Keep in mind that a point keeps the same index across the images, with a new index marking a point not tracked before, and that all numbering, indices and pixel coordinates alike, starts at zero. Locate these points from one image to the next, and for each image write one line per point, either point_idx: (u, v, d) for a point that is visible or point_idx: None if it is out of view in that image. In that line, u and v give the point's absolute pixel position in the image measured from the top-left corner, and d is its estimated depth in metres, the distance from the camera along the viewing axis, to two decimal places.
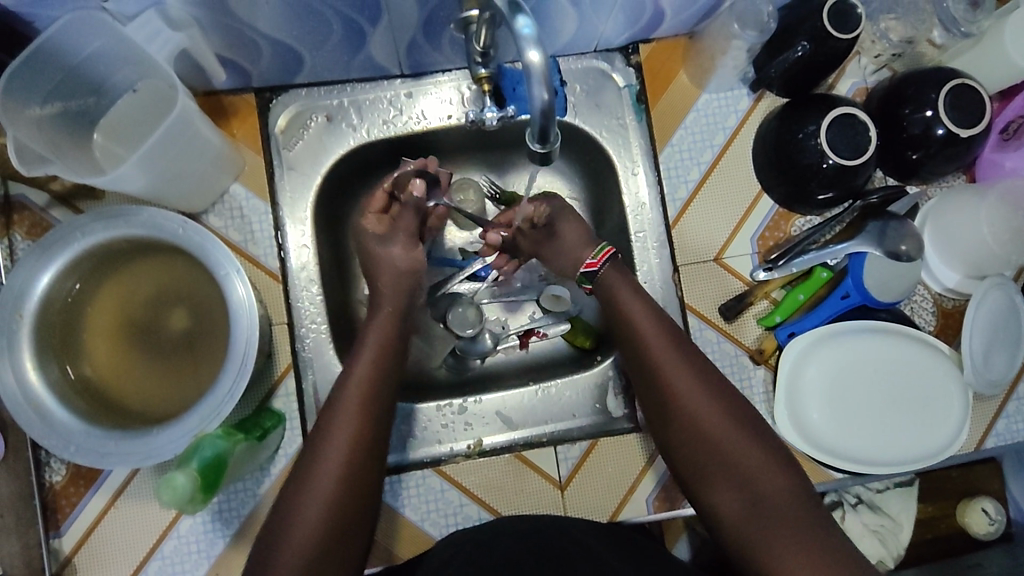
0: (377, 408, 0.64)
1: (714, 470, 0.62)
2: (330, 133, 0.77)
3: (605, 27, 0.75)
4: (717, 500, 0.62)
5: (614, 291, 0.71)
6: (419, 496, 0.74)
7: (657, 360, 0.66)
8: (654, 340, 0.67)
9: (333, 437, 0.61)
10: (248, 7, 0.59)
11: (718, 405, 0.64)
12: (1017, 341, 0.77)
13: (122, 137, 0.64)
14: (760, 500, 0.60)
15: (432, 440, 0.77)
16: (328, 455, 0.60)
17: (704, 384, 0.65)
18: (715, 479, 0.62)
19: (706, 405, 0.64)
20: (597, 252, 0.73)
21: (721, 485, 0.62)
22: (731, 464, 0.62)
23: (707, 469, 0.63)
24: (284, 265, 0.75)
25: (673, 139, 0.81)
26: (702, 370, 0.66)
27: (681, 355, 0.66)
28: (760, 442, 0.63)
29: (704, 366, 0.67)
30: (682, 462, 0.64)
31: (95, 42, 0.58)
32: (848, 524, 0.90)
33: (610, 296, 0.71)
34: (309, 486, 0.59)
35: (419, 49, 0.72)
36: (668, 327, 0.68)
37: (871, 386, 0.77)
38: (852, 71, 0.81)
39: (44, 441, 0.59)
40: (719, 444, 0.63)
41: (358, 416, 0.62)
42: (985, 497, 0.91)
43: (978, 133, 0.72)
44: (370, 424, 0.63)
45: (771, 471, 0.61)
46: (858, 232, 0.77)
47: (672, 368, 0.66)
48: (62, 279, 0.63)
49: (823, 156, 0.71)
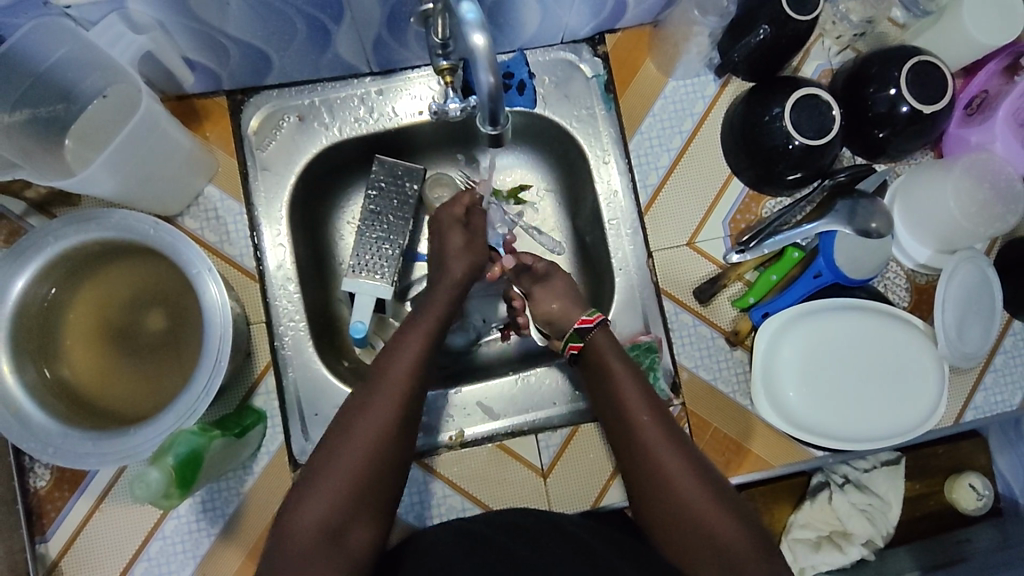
0: (406, 420, 0.61)
1: (689, 535, 0.58)
2: (302, 133, 0.78)
3: (570, 17, 0.76)
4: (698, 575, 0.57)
5: (604, 355, 0.70)
6: (431, 504, 0.75)
7: (632, 419, 0.64)
8: (632, 404, 0.65)
9: (396, 368, 0.63)
10: (213, 10, 0.61)
11: (691, 468, 0.61)
12: (990, 314, 0.78)
13: (90, 142, 0.65)
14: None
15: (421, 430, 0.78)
16: (353, 447, 0.58)
17: (681, 452, 0.62)
18: (687, 542, 0.58)
19: (677, 465, 0.61)
20: (592, 311, 0.73)
21: (695, 551, 0.58)
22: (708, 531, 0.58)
23: (681, 537, 0.59)
24: (261, 264, 0.76)
25: (642, 127, 0.81)
26: (679, 439, 0.63)
27: (656, 419, 0.64)
28: (739, 516, 0.59)
29: (682, 436, 0.64)
30: (654, 522, 0.61)
31: (60, 49, 0.59)
32: (835, 505, 0.87)
33: (598, 363, 0.69)
34: (331, 466, 0.57)
35: (386, 45, 0.73)
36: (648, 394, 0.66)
37: (846, 366, 0.78)
38: (816, 54, 0.82)
39: (24, 444, 0.60)
40: (695, 515, 0.59)
41: (389, 415, 0.60)
42: (972, 472, 0.91)
43: (941, 108, 0.73)
44: (395, 435, 0.60)
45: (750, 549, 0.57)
46: (829, 211, 0.78)
47: (650, 433, 0.63)
48: (38, 284, 0.64)
49: (789, 138, 0.72)
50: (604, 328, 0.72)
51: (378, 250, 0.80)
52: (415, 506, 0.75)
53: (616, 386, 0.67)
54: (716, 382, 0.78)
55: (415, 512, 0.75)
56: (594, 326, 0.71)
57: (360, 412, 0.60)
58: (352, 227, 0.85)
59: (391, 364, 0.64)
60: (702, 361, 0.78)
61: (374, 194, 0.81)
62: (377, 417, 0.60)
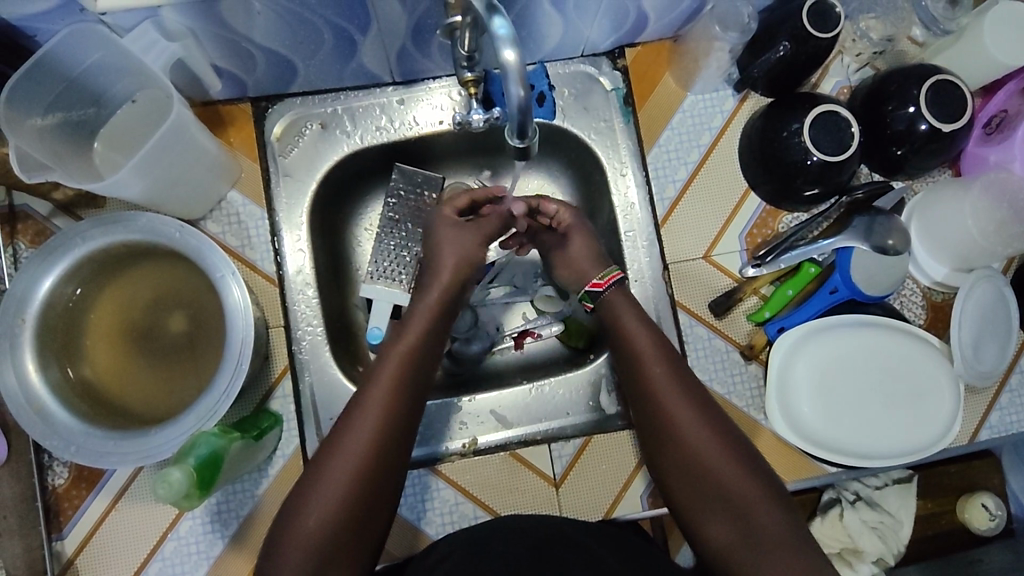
0: (384, 448, 0.60)
1: (713, 504, 0.61)
2: (324, 141, 0.79)
3: (592, 32, 0.77)
4: (706, 522, 0.62)
5: (620, 317, 0.70)
6: (436, 510, 0.75)
7: (657, 395, 0.65)
8: (643, 355, 0.67)
9: (418, 319, 0.68)
10: (243, 19, 0.62)
11: (698, 419, 0.64)
12: (1007, 333, 0.78)
13: (120, 146, 0.67)
14: (747, 523, 0.60)
15: (432, 437, 0.78)
16: (332, 483, 0.58)
17: (697, 411, 0.64)
18: (709, 511, 0.61)
19: (686, 418, 0.64)
20: (604, 273, 0.72)
21: (716, 518, 0.61)
22: (717, 482, 0.61)
23: (693, 493, 0.63)
24: (281, 269, 0.76)
25: (660, 140, 0.82)
26: (689, 390, 0.65)
27: (681, 393, 0.65)
28: (750, 466, 0.62)
29: (697, 389, 0.66)
30: (668, 471, 0.64)
31: (94, 54, 0.60)
32: (846, 522, 0.86)
33: (612, 319, 0.70)
34: (306, 508, 0.57)
35: (410, 55, 0.74)
36: (660, 347, 0.67)
37: (863, 382, 0.78)
38: (835, 70, 0.82)
39: (46, 441, 0.61)
40: (704, 465, 0.62)
41: (366, 450, 0.59)
42: (985, 491, 0.90)
43: (960, 127, 0.73)
44: (375, 464, 0.59)
45: (758, 496, 0.60)
46: (846, 227, 0.78)
47: (667, 399, 0.65)
48: (63, 284, 0.65)
49: (807, 154, 0.72)
50: (619, 288, 0.71)
51: (398, 258, 0.81)
52: (410, 499, 0.75)
53: (625, 340, 0.68)
54: (730, 396, 0.78)
55: (409, 505, 0.75)
56: (606, 290, 0.71)
57: (353, 417, 0.60)
58: (369, 234, 0.86)
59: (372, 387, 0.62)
60: (716, 375, 0.79)
61: (392, 202, 0.82)
62: (357, 441, 0.59)
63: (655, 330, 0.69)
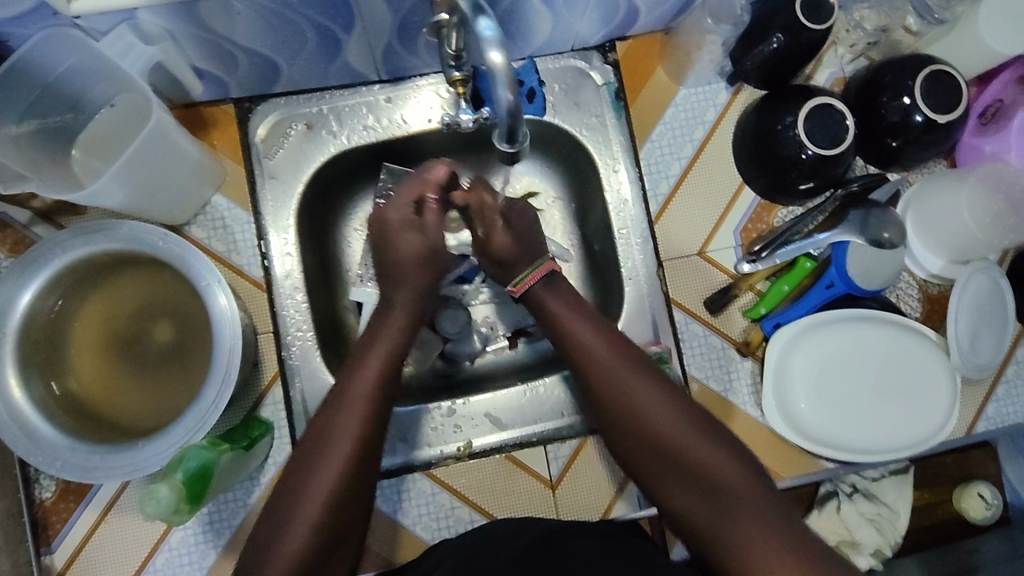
0: (365, 458, 0.57)
1: (679, 481, 0.58)
2: (309, 141, 0.77)
3: (582, 25, 0.75)
4: (672, 495, 0.58)
5: (547, 303, 0.68)
6: (430, 514, 0.75)
7: (598, 369, 0.63)
8: (577, 332, 0.65)
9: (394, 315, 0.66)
10: (224, 21, 0.60)
11: (643, 386, 0.61)
12: (1003, 325, 0.78)
13: (101, 153, 0.65)
14: (710, 486, 0.56)
15: (412, 443, 0.76)
16: (311, 495, 0.55)
17: (641, 380, 0.62)
18: (672, 483, 0.58)
19: (628, 389, 0.61)
20: (517, 280, 0.70)
21: (678, 489, 0.58)
22: (671, 449, 0.58)
23: (651, 465, 0.60)
24: (269, 272, 0.75)
25: (652, 135, 0.81)
26: (629, 358, 0.63)
27: (622, 363, 0.63)
28: (701, 427, 0.59)
29: (638, 358, 0.64)
30: (623, 448, 0.62)
31: (70, 59, 0.58)
32: (844, 515, 0.85)
33: (536, 303, 0.69)
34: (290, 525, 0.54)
35: (396, 53, 0.72)
36: (595, 323, 0.66)
37: (858, 378, 0.77)
38: (828, 61, 0.81)
39: (31, 457, 0.60)
40: (654, 433, 0.59)
41: (347, 459, 0.56)
42: (982, 481, 0.89)
43: (956, 118, 0.72)
44: (358, 469, 0.57)
45: (717, 455, 0.57)
46: (841, 221, 0.77)
47: (607, 372, 0.62)
48: (44, 296, 0.63)
49: (802, 148, 0.71)
50: (547, 280, 0.69)
51: None
52: (406, 505, 0.74)
53: (557, 320, 0.67)
54: (727, 393, 0.78)
55: (403, 511, 0.75)
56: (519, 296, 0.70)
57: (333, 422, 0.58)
58: (359, 235, 0.84)
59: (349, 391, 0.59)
60: (712, 372, 0.78)
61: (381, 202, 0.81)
62: (342, 447, 0.57)
63: (588, 310, 0.67)
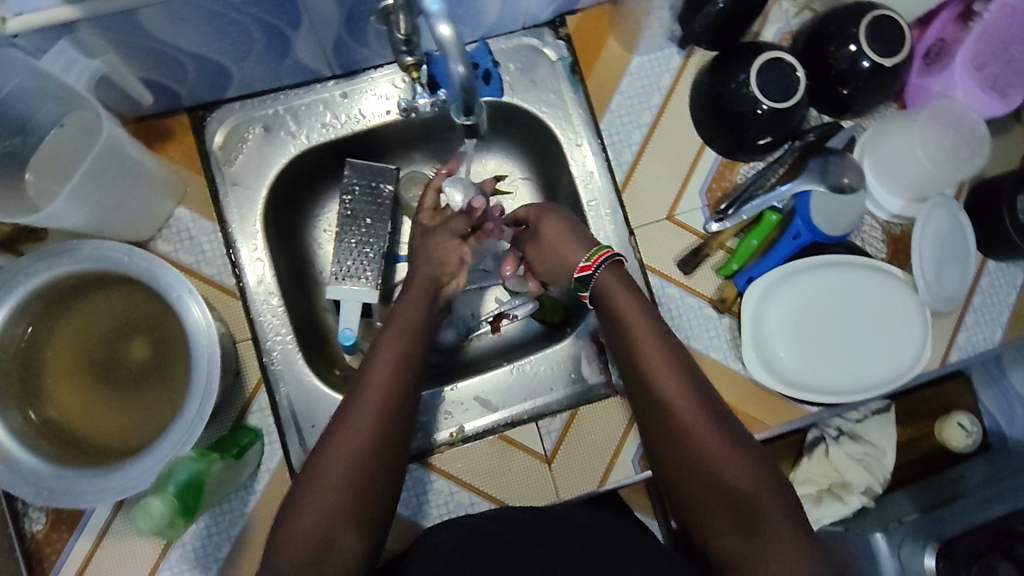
0: (396, 407, 0.59)
1: (724, 516, 0.55)
2: (269, 143, 0.76)
3: (530, 2, 0.76)
4: (713, 530, 0.55)
5: (613, 293, 0.65)
6: (431, 501, 0.75)
7: (655, 378, 0.60)
8: (641, 334, 0.62)
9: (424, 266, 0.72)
10: (166, 27, 0.59)
11: (699, 406, 0.58)
12: (965, 256, 0.81)
13: (54, 174, 0.63)
14: (755, 526, 0.53)
15: None
16: (343, 438, 0.57)
17: (703, 404, 0.58)
18: (715, 517, 0.55)
19: (686, 406, 0.58)
20: (591, 254, 0.68)
21: (721, 525, 0.55)
22: (722, 481, 0.55)
23: (696, 490, 0.56)
24: (241, 281, 0.74)
25: (611, 105, 0.82)
26: (690, 370, 0.60)
27: (681, 379, 0.59)
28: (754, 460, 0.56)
29: (695, 373, 0.60)
30: (667, 467, 0.59)
31: (12, 79, 0.57)
32: (832, 457, 0.82)
33: (606, 298, 0.65)
34: (312, 494, 0.55)
35: (347, 46, 0.72)
36: (660, 327, 0.63)
37: (835, 320, 0.79)
38: (774, 17, 0.83)
39: (16, 489, 0.59)
40: (706, 459, 0.56)
41: (380, 403, 0.59)
42: (960, 411, 0.85)
43: (901, 60, 0.74)
44: (381, 438, 0.57)
45: (766, 494, 0.55)
46: (801, 171, 0.79)
47: (668, 382, 0.59)
48: (13, 325, 0.62)
49: (756, 103, 0.72)
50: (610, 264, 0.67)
51: (363, 257, 0.79)
52: (408, 498, 0.74)
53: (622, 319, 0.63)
54: (708, 351, 0.79)
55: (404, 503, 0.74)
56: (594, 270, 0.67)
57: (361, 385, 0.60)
58: (330, 234, 0.84)
59: (350, 413, 0.58)
60: (692, 331, 0.79)
61: (348, 198, 0.80)
62: (375, 386, 0.59)
63: (651, 310, 0.64)
